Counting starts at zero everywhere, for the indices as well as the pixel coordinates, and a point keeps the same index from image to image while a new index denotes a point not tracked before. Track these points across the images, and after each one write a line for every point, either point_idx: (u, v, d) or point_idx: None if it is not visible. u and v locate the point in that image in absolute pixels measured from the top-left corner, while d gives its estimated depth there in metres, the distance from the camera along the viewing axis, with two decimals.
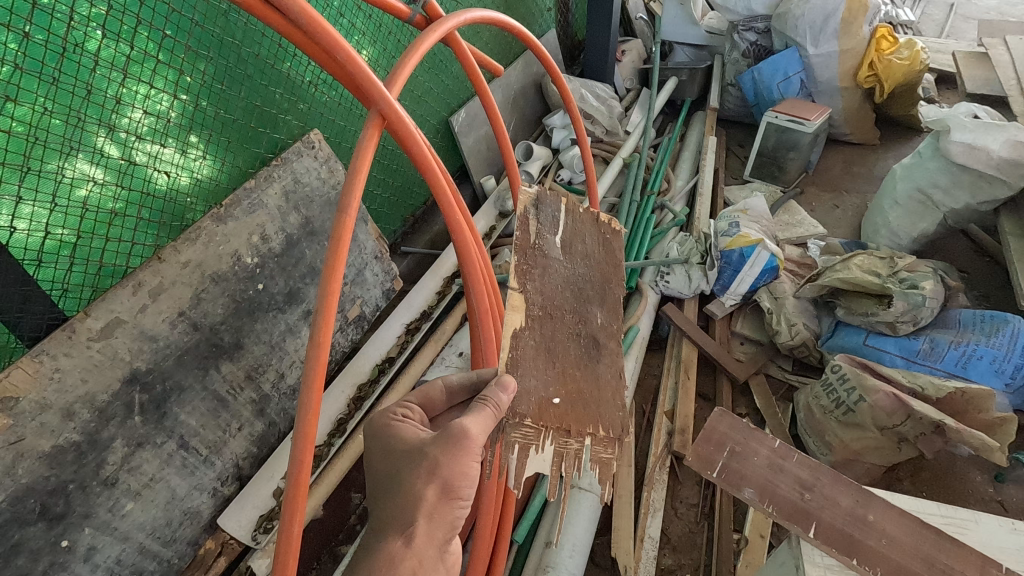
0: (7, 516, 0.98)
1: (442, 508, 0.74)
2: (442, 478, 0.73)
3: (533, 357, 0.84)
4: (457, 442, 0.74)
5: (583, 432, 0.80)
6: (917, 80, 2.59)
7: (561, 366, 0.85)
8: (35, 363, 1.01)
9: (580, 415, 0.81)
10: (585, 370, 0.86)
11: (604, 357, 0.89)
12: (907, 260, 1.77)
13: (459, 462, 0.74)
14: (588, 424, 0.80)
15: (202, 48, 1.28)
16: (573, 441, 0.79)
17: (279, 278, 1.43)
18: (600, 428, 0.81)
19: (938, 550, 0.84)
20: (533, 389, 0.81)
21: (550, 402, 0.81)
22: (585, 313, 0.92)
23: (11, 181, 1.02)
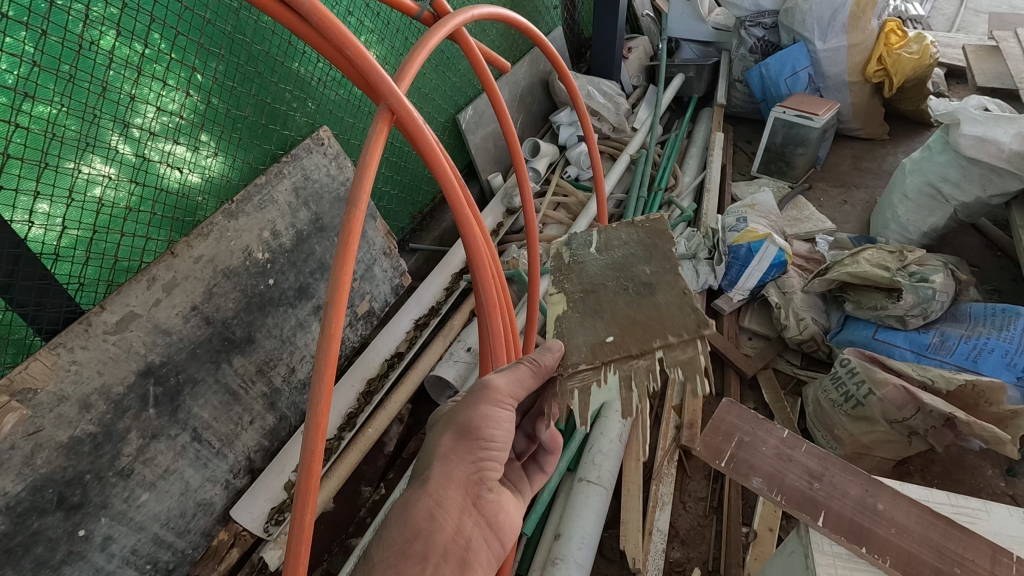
0: (26, 505, 1.00)
1: (460, 449, 0.79)
2: (458, 423, 0.80)
3: (579, 322, 0.83)
4: (480, 393, 0.82)
5: (648, 348, 0.78)
6: (928, 74, 2.57)
7: (609, 315, 0.83)
8: (52, 356, 1.03)
9: (637, 335, 0.79)
10: (638, 304, 0.83)
11: (659, 289, 0.84)
12: (916, 253, 1.76)
13: (477, 408, 0.81)
14: (652, 338, 0.78)
15: (214, 46, 1.30)
16: (640, 360, 0.77)
17: (290, 274, 1.44)
18: (668, 335, 0.78)
19: (948, 539, 0.84)
20: (579, 338, 0.81)
21: (603, 341, 0.80)
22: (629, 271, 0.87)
23: (29, 177, 1.04)
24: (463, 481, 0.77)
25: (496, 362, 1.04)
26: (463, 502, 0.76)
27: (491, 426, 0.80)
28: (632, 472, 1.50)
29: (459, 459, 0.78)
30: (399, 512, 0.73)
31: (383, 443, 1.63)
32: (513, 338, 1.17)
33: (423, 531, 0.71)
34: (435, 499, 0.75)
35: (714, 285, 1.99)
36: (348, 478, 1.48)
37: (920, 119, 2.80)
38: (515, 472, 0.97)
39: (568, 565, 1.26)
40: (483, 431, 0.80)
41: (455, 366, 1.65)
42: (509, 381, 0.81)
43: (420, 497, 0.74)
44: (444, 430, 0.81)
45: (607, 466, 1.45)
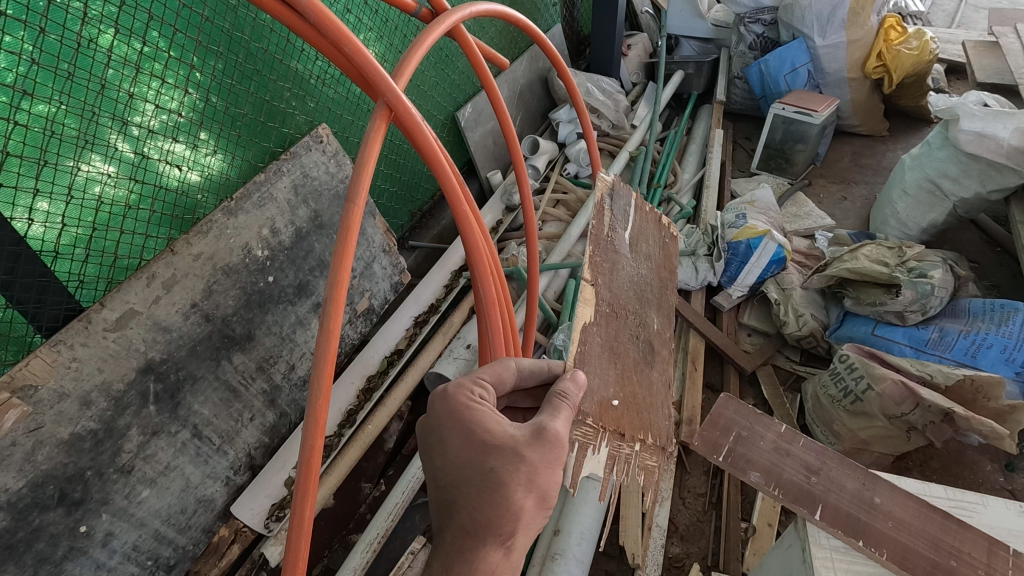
0: (28, 502, 1.01)
1: (536, 513, 0.75)
2: (541, 490, 0.73)
3: (597, 357, 0.88)
4: (555, 450, 0.74)
5: (635, 438, 0.83)
6: (927, 70, 2.57)
7: (621, 372, 0.90)
8: (53, 353, 1.03)
9: (633, 420, 0.85)
10: (642, 376, 0.93)
11: (657, 365, 0.98)
12: (915, 249, 1.75)
13: (555, 470, 0.74)
14: (640, 431, 0.85)
15: (212, 44, 1.30)
16: (626, 445, 0.82)
17: (289, 271, 1.45)
18: (650, 436, 0.86)
19: (945, 532, 0.84)
20: (593, 388, 0.84)
21: (609, 404, 0.84)
22: (645, 319, 1.00)
23: (29, 175, 1.04)
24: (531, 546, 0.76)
25: (495, 358, 1.05)
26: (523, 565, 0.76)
27: (554, 487, 0.74)
28: None
29: (534, 525, 0.75)
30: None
31: (382, 439, 1.63)
32: (513, 334, 1.17)
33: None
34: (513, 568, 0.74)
35: (713, 281, 2.00)
36: (348, 474, 1.49)
37: (920, 115, 2.80)
38: None
39: (567, 561, 1.27)
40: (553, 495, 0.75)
41: (454, 363, 1.64)
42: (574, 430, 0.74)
43: (504, 568, 0.73)
44: (521, 488, 0.72)
45: None
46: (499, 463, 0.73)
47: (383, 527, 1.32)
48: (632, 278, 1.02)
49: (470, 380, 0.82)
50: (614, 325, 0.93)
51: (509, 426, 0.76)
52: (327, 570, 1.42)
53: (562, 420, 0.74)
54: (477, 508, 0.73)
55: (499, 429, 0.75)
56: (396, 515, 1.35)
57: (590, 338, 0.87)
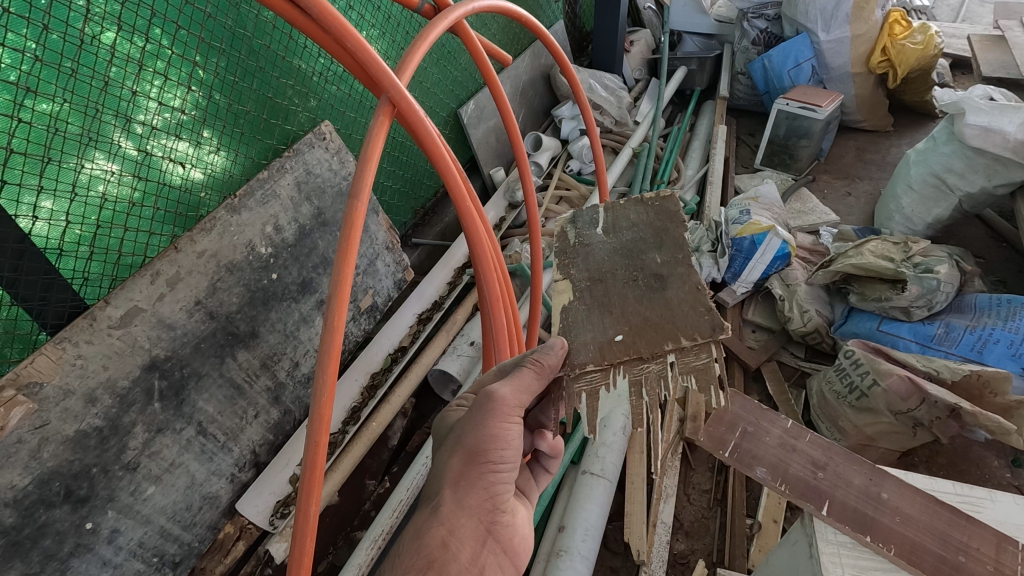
0: (33, 499, 1.01)
1: (471, 476, 0.77)
2: (465, 446, 0.77)
3: (587, 316, 0.83)
4: (491, 409, 0.78)
5: (660, 352, 0.77)
6: (932, 65, 2.55)
7: (618, 311, 0.82)
8: (58, 350, 1.03)
9: (649, 339, 0.78)
10: (650, 300, 0.82)
11: (670, 283, 0.83)
12: (921, 244, 1.74)
13: (487, 426, 0.77)
14: (663, 343, 0.77)
15: (214, 40, 1.30)
16: (651, 364, 0.77)
17: (293, 268, 1.45)
18: (681, 338, 0.78)
19: (953, 527, 0.84)
20: (589, 340, 0.80)
21: (612, 341, 0.79)
22: (639, 260, 0.87)
23: (33, 172, 1.04)
24: (476, 509, 0.75)
25: (499, 355, 1.04)
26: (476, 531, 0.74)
27: (499, 448, 0.77)
28: (636, 464, 1.49)
29: (471, 486, 0.76)
30: (411, 540, 0.72)
31: (387, 436, 1.64)
32: (517, 332, 1.17)
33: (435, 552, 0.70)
34: (448, 527, 0.73)
35: (717, 277, 1.99)
36: (352, 472, 1.49)
37: (924, 110, 2.79)
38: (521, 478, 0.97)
39: (572, 557, 1.26)
40: (492, 453, 0.76)
41: (458, 360, 1.65)
42: (513, 390, 0.78)
43: (432, 524, 0.73)
44: (450, 452, 0.79)
45: (611, 458, 1.45)
46: (444, 442, 0.83)
47: (388, 523, 1.32)
48: (617, 244, 0.90)
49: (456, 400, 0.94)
50: (601, 290, 0.85)
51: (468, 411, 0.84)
52: (332, 567, 1.42)
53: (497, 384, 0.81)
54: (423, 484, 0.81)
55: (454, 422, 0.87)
56: (401, 511, 1.35)
57: (574, 310, 0.83)
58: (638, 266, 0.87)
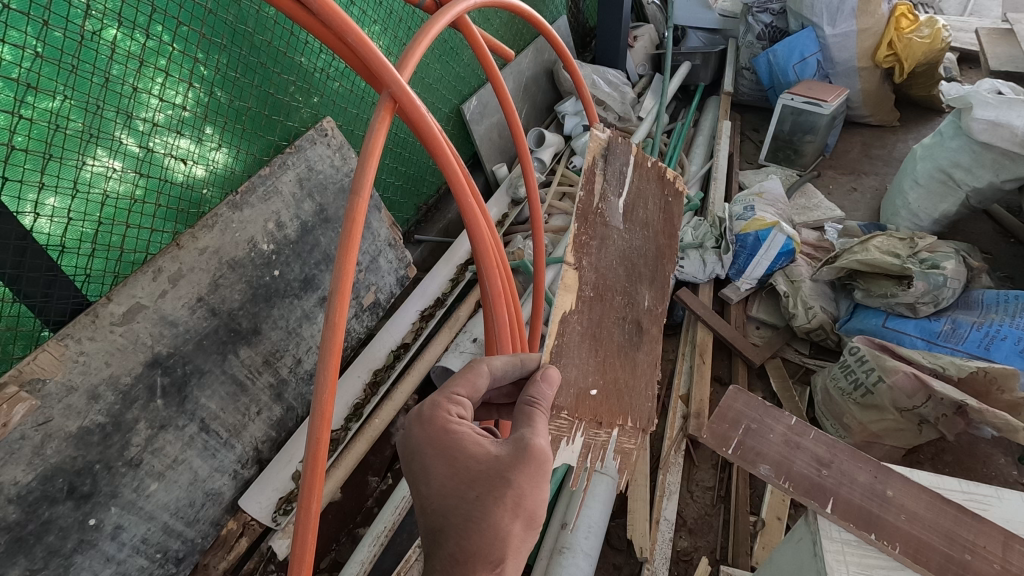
0: (37, 495, 1.01)
1: (528, 538, 0.71)
2: (529, 511, 0.70)
3: (578, 345, 0.88)
4: (542, 469, 0.71)
5: (613, 423, 0.88)
6: (939, 59, 2.53)
7: (602, 357, 0.90)
8: (60, 347, 1.04)
9: (612, 407, 0.89)
10: (626, 355, 0.93)
11: (644, 344, 0.96)
12: (927, 241, 1.73)
13: (542, 488, 0.71)
14: (619, 416, 0.89)
15: (216, 36, 1.30)
16: (602, 432, 0.88)
17: (295, 265, 1.45)
18: (628, 419, 0.90)
19: (959, 525, 0.83)
20: (572, 380, 0.86)
21: (586, 394, 0.87)
22: (634, 297, 0.98)
23: (34, 169, 1.04)
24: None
25: (501, 352, 1.03)
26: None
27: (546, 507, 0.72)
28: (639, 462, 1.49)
29: (529, 551, 0.71)
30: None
31: (389, 433, 1.64)
32: (518, 328, 1.17)
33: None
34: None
35: (721, 274, 1.98)
36: (354, 469, 1.48)
37: (931, 105, 2.76)
38: None
39: (575, 554, 1.27)
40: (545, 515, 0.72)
41: (461, 357, 1.65)
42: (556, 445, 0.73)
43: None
44: (508, 514, 0.69)
45: None
46: (484, 488, 0.69)
47: (390, 520, 1.33)
48: (625, 252, 0.99)
49: (444, 397, 0.77)
50: (598, 309, 0.92)
51: (490, 445, 0.73)
52: (335, 563, 1.42)
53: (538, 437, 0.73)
54: (465, 535, 0.69)
55: (478, 448, 0.72)
56: (403, 508, 1.36)
57: (570, 326, 0.88)
58: (630, 301, 0.98)
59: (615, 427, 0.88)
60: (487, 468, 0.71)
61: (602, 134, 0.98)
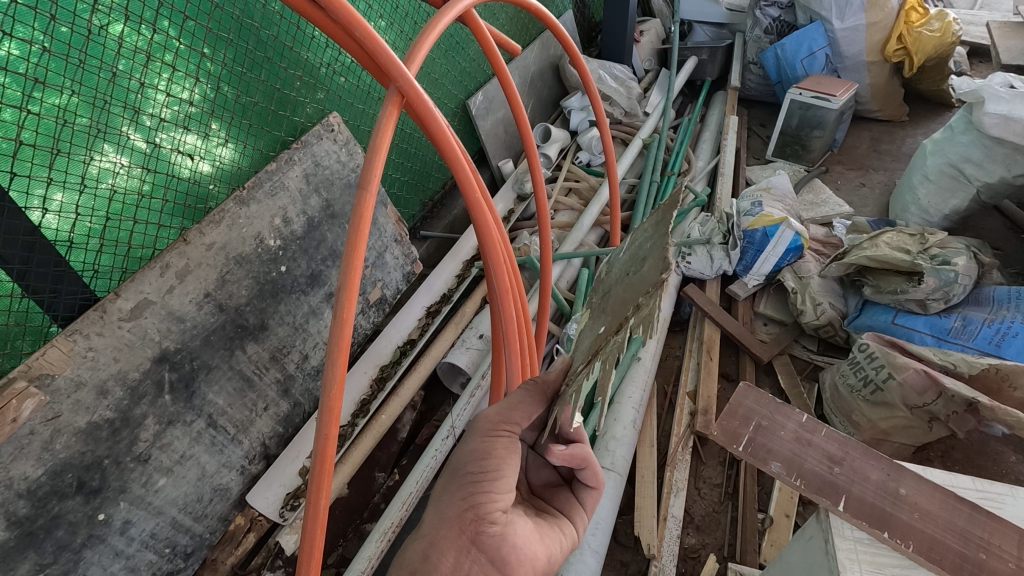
0: (46, 490, 1.01)
1: (456, 487, 0.78)
2: (454, 462, 0.81)
3: (594, 326, 0.81)
4: (474, 426, 0.83)
5: (625, 317, 0.67)
6: (949, 53, 2.50)
7: (612, 308, 0.77)
8: (69, 342, 1.04)
9: (622, 312, 0.69)
10: (633, 282, 0.74)
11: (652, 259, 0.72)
12: (938, 237, 1.71)
13: (470, 443, 0.81)
14: (627, 309, 0.68)
15: (222, 30, 1.29)
16: (619, 331, 0.66)
17: (302, 261, 1.44)
18: (641, 297, 0.66)
19: (973, 524, 0.82)
20: (587, 344, 0.78)
21: (599, 334, 0.74)
22: (637, 255, 0.81)
23: (42, 164, 1.04)
24: (457, 520, 0.75)
25: (509, 350, 1.01)
26: (459, 541, 0.74)
27: (481, 459, 0.78)
28: (646, 458, 1.49)
29: (452, 497, 0.77)
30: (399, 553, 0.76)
31: (396, 429, 1.64)
32: (526, 324, 1.16)
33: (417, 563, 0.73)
34: (430, 539, 0.74)
35: (729, 270, 1.97)
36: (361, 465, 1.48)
37: (941, 99, 2.74)
38: (564, 501, 0.92)
39: (582, 551, 1.26)
40: (473, 465, 0.78)
41: (467, 353, 1.64)
42: (499, 406, 0.82)
43: (416, 537, 0.76)
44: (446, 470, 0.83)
45: (621, 452, 1.43)
46: None
47: (397, 516, 1.32)
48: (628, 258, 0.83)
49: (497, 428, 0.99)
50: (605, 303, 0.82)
51: None
52: (342, 559, 1.42)
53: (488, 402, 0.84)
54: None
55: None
56: (411, 503, 1.35)
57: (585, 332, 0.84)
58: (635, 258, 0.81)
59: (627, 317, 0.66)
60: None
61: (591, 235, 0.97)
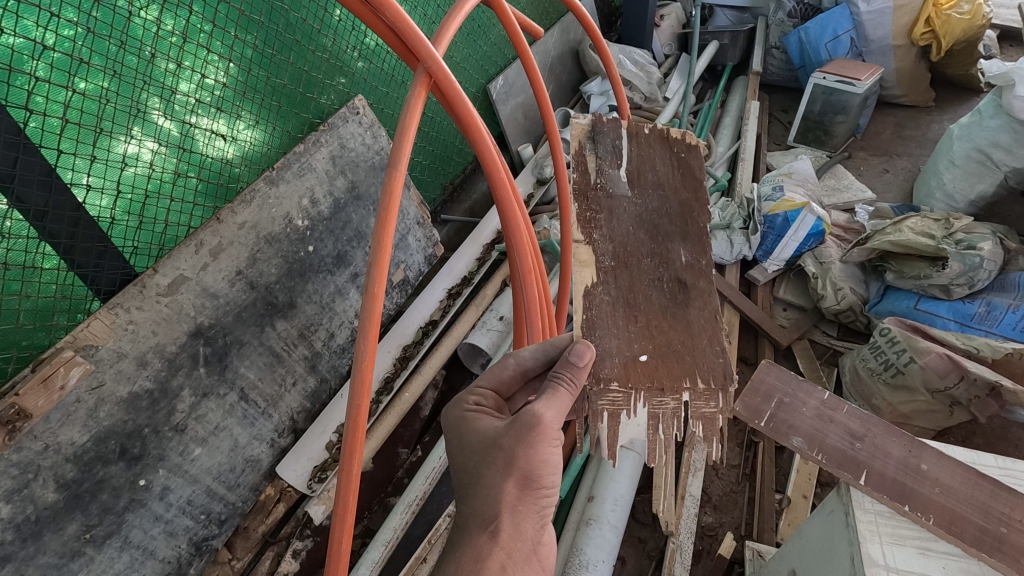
0: (92, 455, 1.06)
1: (526, 499, 0.73)
2: (521, 469, 0.72)
3: (610, 314, 0.87)
4: (535, 430, 0.72)
5: (679, 387, 0.81)
6: (979, 36, 2.45)
7: (642, 322, 0.87)
8: (111, 315, 1.08)
9: (671, 368, 0.83)
10: (673, 316, 0.87)
11: (694, 302, 0.89)
12: (963, 222, 1.69)
13: (535, 450, 0.72)
14: (683, 378, 0.82)
15: (253, 13, 1.32)
16: (668, 399, 0.81)
17: (328, 241, 1.47)
18: (697, 378, 0.82)
19: (994, 499, 0.83)
20: (614, 350, 0.84)
21: (635, 361, 0.83)
22: (667, 254, 0.93)
23: (86, 141, 1.08)
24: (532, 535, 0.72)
25: (529, 327, 1.06)
26: (529, 554, 0.71)
27: (550, 472, 0.73)
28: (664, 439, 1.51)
29: (527, 511, 0.73)
30: (472, 569, 0.67)
31: (419, 407, 1.67)
32: (547, 306, 1.19)
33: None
34: (508, 551, 0.70)
35: (748, 255, 1.97)
36: (385, 440, 1.52)
37: (968, 84, 2.69)
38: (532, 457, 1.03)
39: (601, 526, 1.29)
40: (543, 478, 0.73)
41: (488, 335, 1.67)
42: (559, 410, 0.73)
43: (492, 551, 0.69)
44: (500, 474, 0.73)
45: None
46: (481, 455, 0.75)
47: (421, 490, 1.36)
48: (641, 220, 0.95)
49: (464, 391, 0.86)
50: (625, 276, 0.90)
51: (493, 421, 0.79)
52: (368, 530, 1.47)
53: (537, 402, 0.74)
54: (466, 496, 0.75)
55: (486, 425, 0.78)
56: (434, 478, 1.39)
57: (597, 298, 0.88)
58: (664, 261, 0.93)
59: (683, 390, 0.81)
60: (493, 434, 0.76)
61: (585, 120, 1.04)
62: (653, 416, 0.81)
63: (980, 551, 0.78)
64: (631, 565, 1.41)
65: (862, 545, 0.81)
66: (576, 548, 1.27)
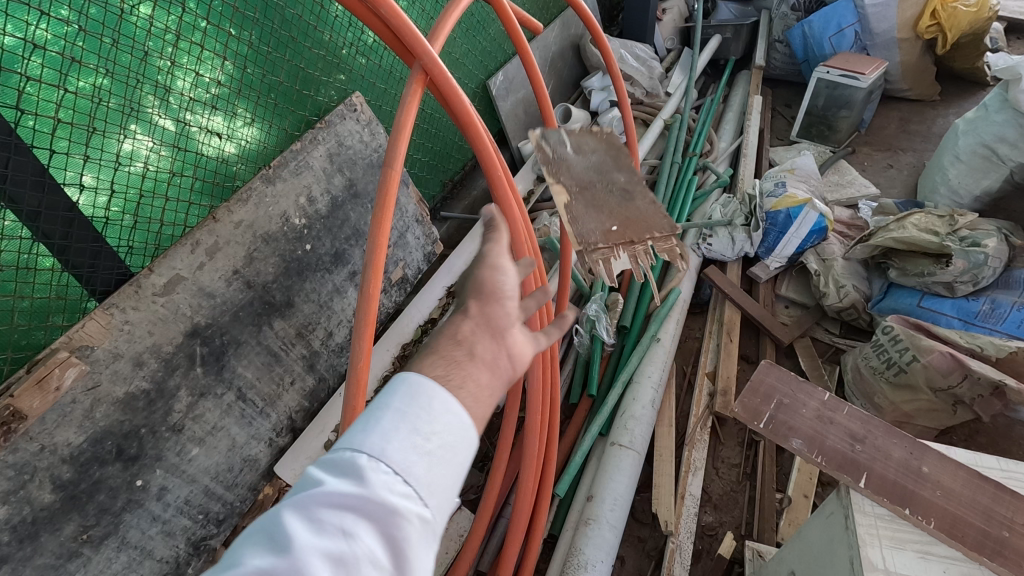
0: (88, 456, 1.06)
1: (478, 336, 0.65)
2: (478, 315, 0.66)
3: (585, 213, 1.07)
4: (490, 291, 0.69)
5: (643, 237, 1.07)
6: (985, 29, 2.42)
7: (608, 211, 1.09)
8: (106, 316, 1.08)
9: (636, 228, 1.08)
10: (625, 206, 1.10)
11: (638, 196, 1.12)
12: (968, 218, 1.67)
13: (489, 307, 0.68)
14: (645, 231, 1.08)
15: (248, 9, 1.31)
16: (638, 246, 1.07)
17: (326, 240, 1.47)
18: (655, 231, 1.09)
19: (997, 502, 0.82)
20: (592, 228, 1.05)
21: (610, 228, 1.06)
22: (610, 177, 1.13)
23: (79, 141, 1.07)
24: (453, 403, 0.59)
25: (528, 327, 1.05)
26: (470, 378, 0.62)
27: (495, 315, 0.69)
28: (664, 437, 1.52)
29: (478, 335, 0.66)
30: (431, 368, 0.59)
31: None
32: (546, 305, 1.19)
33: (459, 376, 0.60)
34: (452, 358, 0.62)
35: (750, 252, 1.95)
36: None
37: (975, 78, 2.65)
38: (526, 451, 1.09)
39: (600, 526, 1.29)
40: (487, 314, 0.68)
41: None
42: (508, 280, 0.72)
43: (457, 353, 0.62)
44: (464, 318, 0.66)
45: (639, 431, 1.46)
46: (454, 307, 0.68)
47: None
48: (590, 162, 1.15)
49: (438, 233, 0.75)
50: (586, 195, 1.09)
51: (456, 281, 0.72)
52: None
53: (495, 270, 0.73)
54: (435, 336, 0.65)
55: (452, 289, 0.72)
56: None
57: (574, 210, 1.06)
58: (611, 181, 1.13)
59: (647, 239, 1.08)
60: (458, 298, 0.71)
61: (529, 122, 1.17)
62: (632, 256, 1.06)
63: (981, 555, 0.77)
64: (630, 564, 1.41)
65: (862, 549, 0.80)
66: (575, 548, 1.26)
